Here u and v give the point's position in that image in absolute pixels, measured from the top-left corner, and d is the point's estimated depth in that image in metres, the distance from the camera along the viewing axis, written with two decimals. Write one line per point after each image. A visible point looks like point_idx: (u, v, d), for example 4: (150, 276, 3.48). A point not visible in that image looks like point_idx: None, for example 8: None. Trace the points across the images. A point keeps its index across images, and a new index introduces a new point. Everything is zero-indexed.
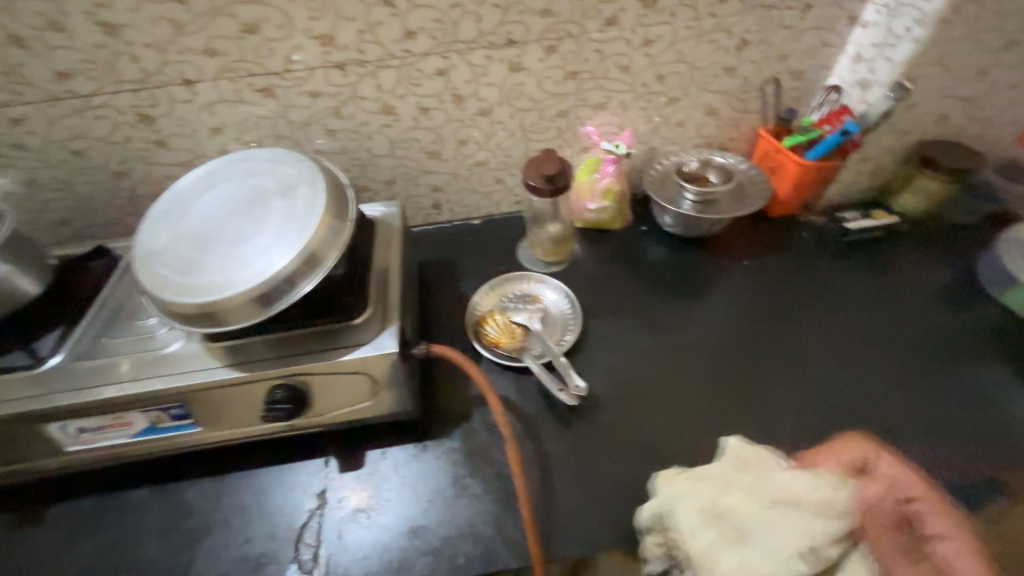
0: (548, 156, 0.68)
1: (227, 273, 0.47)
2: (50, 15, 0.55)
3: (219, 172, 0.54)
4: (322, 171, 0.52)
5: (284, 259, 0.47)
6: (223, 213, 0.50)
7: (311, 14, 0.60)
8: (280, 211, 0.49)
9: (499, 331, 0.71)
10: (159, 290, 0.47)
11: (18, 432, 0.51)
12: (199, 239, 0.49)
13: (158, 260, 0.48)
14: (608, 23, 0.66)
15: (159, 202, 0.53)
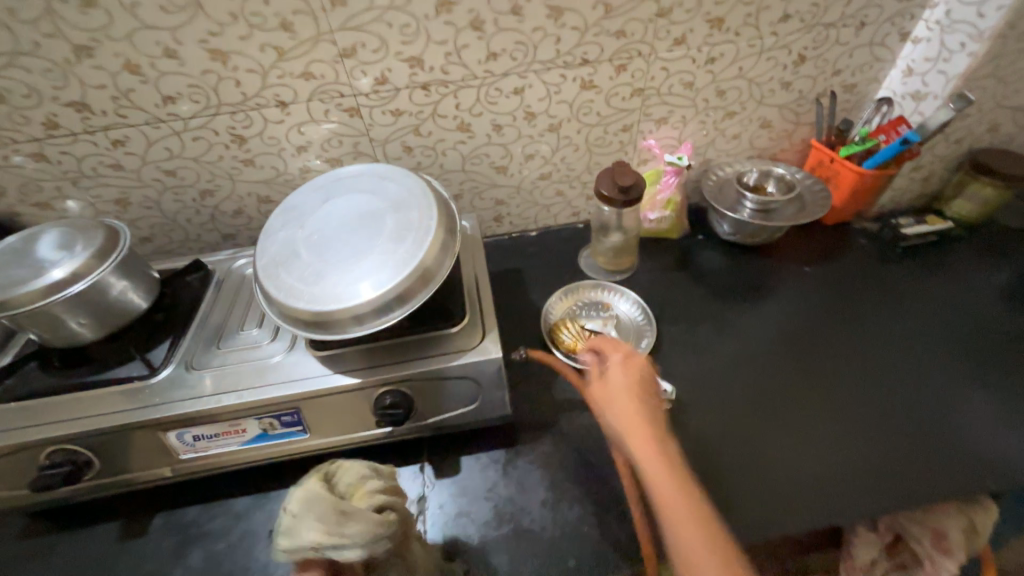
0: (624, 168, 0.70)
1: (352, 281, 0.49)
2: (166, 43, 0.58)
3: (330, 189, 0.57)
4: (430, 186, 0.55)
5: (407, 267, 0.49)
6: (340, 226, 0.53)
7: (404, 39, 0.63)
8: (397, 224, 0.52)
9: (574, 338, 0.71)
10: (285, 298, 0.48)
11: (138, 441, 0.52)
12: (319, 250, 0.51)
13: (282, 271, 0.50)
14: (677, 42, 0.70)
15: (275, 217, 0.55)
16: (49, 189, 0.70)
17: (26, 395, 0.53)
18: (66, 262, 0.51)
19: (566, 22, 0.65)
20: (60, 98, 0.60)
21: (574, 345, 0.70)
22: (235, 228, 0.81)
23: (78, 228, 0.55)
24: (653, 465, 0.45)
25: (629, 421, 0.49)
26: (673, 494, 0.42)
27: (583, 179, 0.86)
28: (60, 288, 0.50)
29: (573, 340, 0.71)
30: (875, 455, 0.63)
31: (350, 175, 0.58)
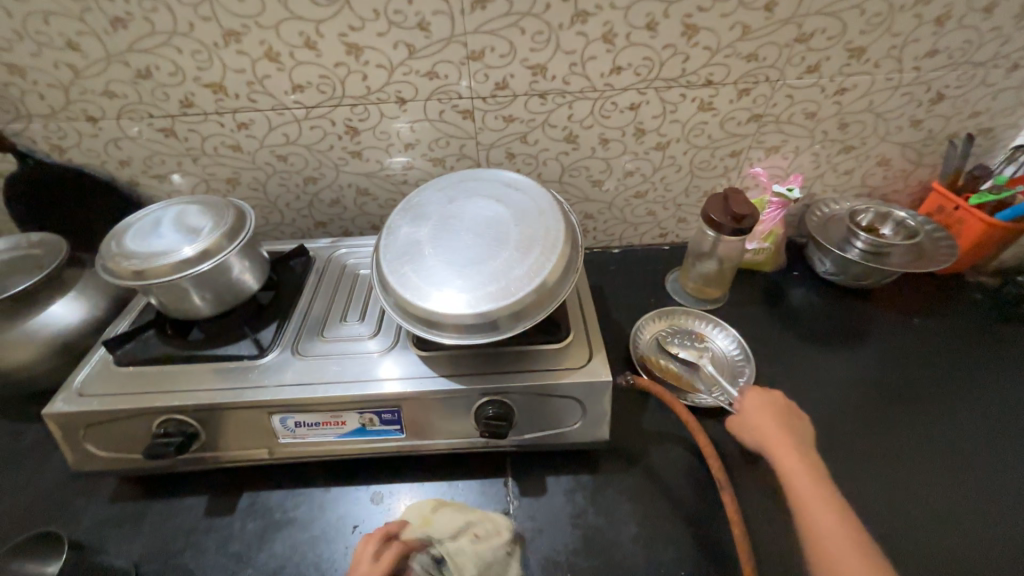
0: (739, 196, 0.67)
1: (478, 286, 0.48)
2: (309, 34, 0.59)
3: (452, 191, 0.57)
4: (555, 200, 0.54)
5: (536, 279, 0.48)
6: (464, 229, 0.52)
7: (534, 46, 0.62)
8: (523, 232, 0.51)
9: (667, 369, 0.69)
10: (411, 296, 0.48)
11: (243, 419, 0.53)
12: (444, 251, 0.51)
13: (407, 268, 0.50)
14: (809, 70, 0.66)
15: (399, 212, 0.55)
16: (170, 163, 0.73)
17: (146, 361, 0.55)
18: (199, 239, 0.53)
19: (698, 42, 0.63)
20: (201, 79, 0.63)
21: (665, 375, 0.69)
22: (328, 216, 0.82)
23: (209, 206, 0.57)
24: (800, 476, 0.51)
25: (773, 437, 0.55)
26: (818, 502, 0.49)
27: (678, 201, 0.83)
28: (191, 263, 0.52)
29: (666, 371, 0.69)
30: (983, 519, 0.58)
31: (471, 178, 0.58)
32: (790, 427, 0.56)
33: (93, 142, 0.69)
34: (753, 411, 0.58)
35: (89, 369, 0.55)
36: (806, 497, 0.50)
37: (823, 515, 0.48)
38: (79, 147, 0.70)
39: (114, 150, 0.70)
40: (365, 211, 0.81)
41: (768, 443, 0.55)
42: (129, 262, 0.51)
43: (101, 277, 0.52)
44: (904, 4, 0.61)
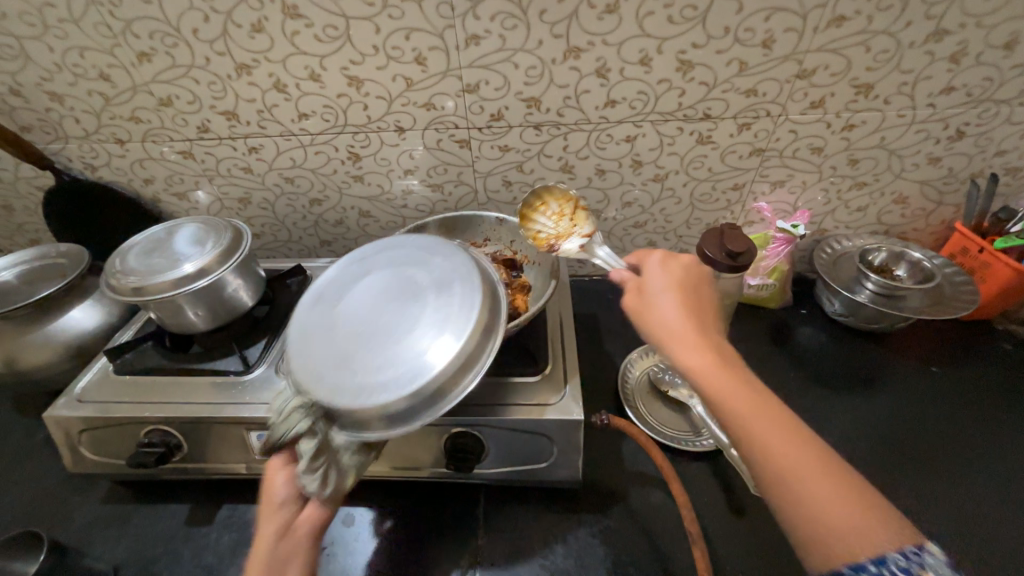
0: (733, 232, 0.65)
1: (376, 377, 0.43)
2: (313, 67, 0.63)
3: (370, 266, 0.54)
4: (477, 270, 0.50)
5: (439, 364, 0.43)
6: (372, 310, 0.49)
7: (528, 80, 0.63)
8: (435, 309, 0.46)
9: (555, 223, 0.70)
10: (305, 387, 0.44)
11: (223, 434, 0.54)
12: (351, 331, 0.47)
13: (308, 355, 0.47)
14: (813, 105, 0.64)
15: (313, 287, 0.54)
16: (188, 182, 0.78)
17: (142, 372, 0.58)
18: (197, 257, 0.56)
19: (694, 77, 0.62)
20: (216, 107, 0.67)
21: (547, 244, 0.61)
22: (332, 236, 0.85)
23: (211, 227, 0.61)
24: (710, 369, 0.40)
25: (681, 329, 0.43)
26: (747, 401, 0.38)
27: (679, 232, 0.82)
28: (187, 282, 0.54)
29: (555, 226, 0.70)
30: None
31: (393, 246, 0.57)
32: (696, 296, 0.47)
33: (121, 162, 0.75)
34: (656, 277, 0.48)
35: (91, 377, 0.58)
36: (759, 427, 0.37)
37: (757, 423, 0.37)
38: (109, 166, 0.76)
39: (139, 170, 0.76)
40: (367, 232, 0.84)
41: (670, 334, 0.44)
42: (130, 279, 0.54)
43: (105, 291, 0.55)
44: (914, 41, 0.58)
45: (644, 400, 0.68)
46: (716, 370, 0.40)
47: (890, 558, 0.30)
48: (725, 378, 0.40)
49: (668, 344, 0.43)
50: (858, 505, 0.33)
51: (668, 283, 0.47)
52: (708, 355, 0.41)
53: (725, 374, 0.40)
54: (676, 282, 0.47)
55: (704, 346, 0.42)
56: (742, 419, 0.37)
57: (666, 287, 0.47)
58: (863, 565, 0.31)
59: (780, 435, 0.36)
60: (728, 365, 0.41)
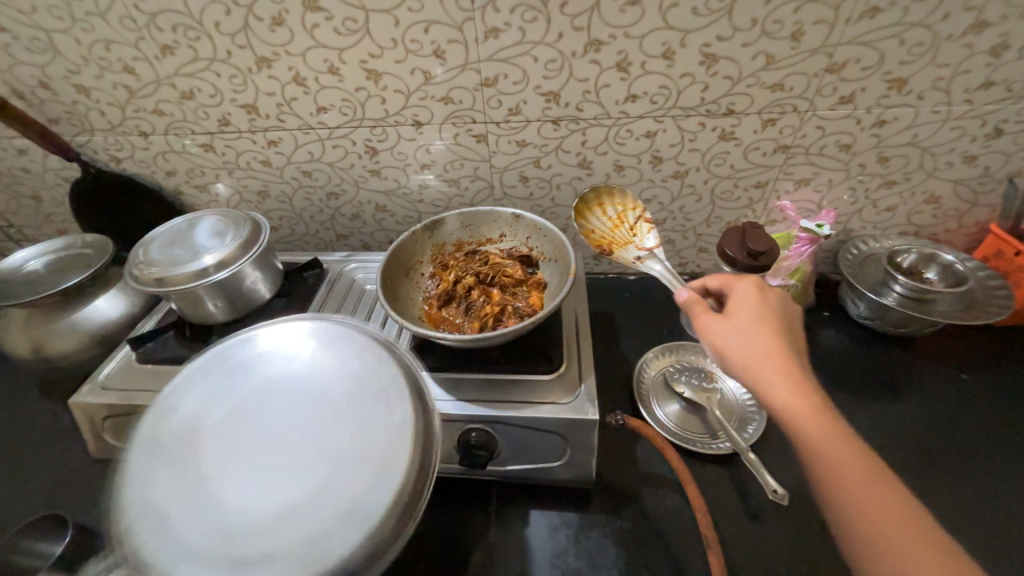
0: (756, 231, 0.64)
1: (277, 543, 0.33)
2: (332, 61, 0.63)
3: (253, 372, 0.43)
4: (407, 384, 0.43)
5: (362, 520, 0.34)
6: (256, 433, 0.39)
7: (547, 74, 0.62)
8: (354, 444, 0.38)
9: (612, 225, 0.69)
10: (168, 560, 0.32)
11: None
12: (239, 470, 0.37)
13: (153, 502, 0.35)
14: (843, 100, 0.62)
15: (186, 403, 0.41)
16: (209, 175, 0.79)
17: (163, 361, 0.59)
18: (216, 250, 0.57)
19: (718, 71, 0.60)
20: (237, 100, 0.68)
21: (598, 245, 0.66)
22: (349, 230, 0.86)
23: (230, 220, 0.61)
24: (800, 408, 0.41)
25: (769, 363, 0.43)
26: (835, 442, 0.40)
27: (698, 231, 0.80)
28: (206, 274, 0.55)
29: (610, 227, 0.69)
30: None
31: (292, 335, 0.46)
32: (789, 327, 0.47)
33: (144, 155, 0.76)
34: (742, 305, 0.48)
35: (114, 366, 0.60)
36: (851, 470, 0.39)
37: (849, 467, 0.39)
38: (133, 158, 0.77)
39: (162, 162, 0.77)
40: (383, 226, 0.84)
41: (755, 369, 0.44)
42: (152, 270, 0.55)
43: (127, 281, 0.56)
44: (953, 33, 0.55)
45: (660, 400, 0.67)
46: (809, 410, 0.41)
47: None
48: (820, 419, 0.41)
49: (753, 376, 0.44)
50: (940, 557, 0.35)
51: (753, 313, 0.47)
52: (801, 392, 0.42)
53: (821, 415, 0.41)
54: (765, 313, 0.47)
55: (799, 384, 0.42)
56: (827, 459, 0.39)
57: (754, 317, 0.47)
58: None
59: (860, 476, 0.39)
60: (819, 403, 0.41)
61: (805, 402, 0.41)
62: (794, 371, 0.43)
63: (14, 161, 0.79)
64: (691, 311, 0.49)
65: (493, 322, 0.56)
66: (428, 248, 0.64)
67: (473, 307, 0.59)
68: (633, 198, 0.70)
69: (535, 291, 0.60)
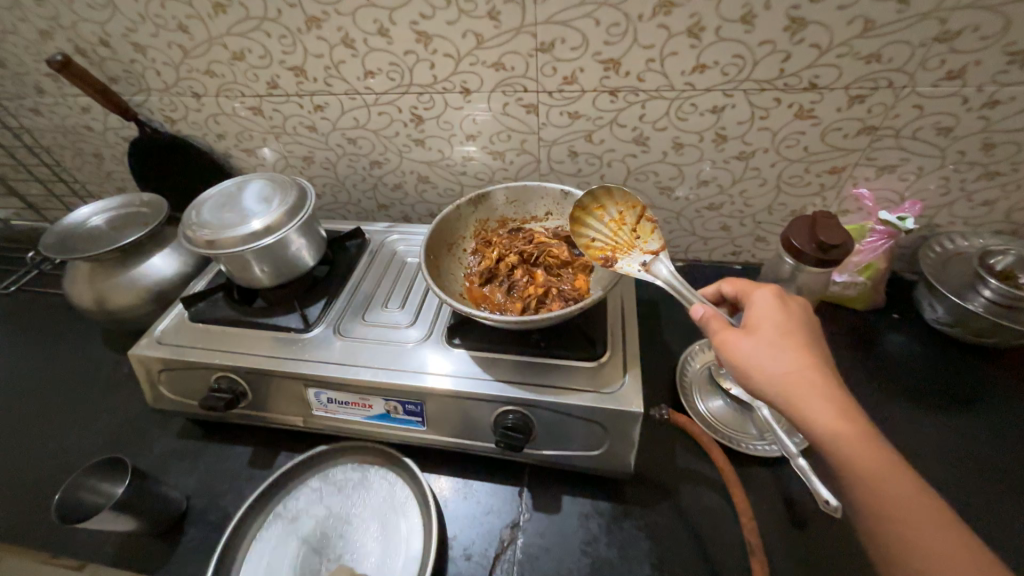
0: (828, 221, 0.58)
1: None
2: (382, 22, 0.60)
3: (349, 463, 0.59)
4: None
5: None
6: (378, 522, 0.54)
7: (609, 39, 0.57)
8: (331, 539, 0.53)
9: (613, 232, 0.57)
10: None
11: (283, 388, 0.56)
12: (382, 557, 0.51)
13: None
14: (949, 76, 0.54)
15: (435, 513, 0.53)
16: (257, 139, 0.79)
17: (212, 321, 0.61)
18: (264, 215, 0.57)
19: (804, 38, 0.54)
20: (285, 62, 0.67)
21: (598, 256, 0.55)
22: (390, 200, 0.85)
23: (277, 184, 0.61)
24: (841, 431, 0.38)
25: (803, 380, 0.40)
26: (876, 466, 0.37)
27: (758, 218, 0.75)
28: (256, 239, 0.56)
29: (612, 235, 0.57)
30: None
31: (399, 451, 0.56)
32: (819, 342, 0.44)
33: (197, 116, 0.77)
34: (765, 316, 0.45)
35: (168, 322, 0.62)
36: (898, 502, 0.36)
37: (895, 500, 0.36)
38: (186, 120, 0.78)
39: (213, 125, 0.78)
40: (425, 197, 0.83)
41: (787, 388, 0.40)
42: (203, 232, 0.55)
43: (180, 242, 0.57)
44: None
45: (703, 395, 0.64)
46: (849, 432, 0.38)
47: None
48: (864, 447, 0.37)
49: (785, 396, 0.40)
50: None
51: (779, 324, 0.44)
52: (843, 418, 0.38)
53: (864, 442, 0.37)
54: (792, 325, 0.44)
55: (839, 408, 0.39)
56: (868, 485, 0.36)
57: (781, 329, 0.44)
58: None
59: (907, 502, 0.36)
60: (857, 423, 0.38)
61: (848, 429, 0.38)
62: (830, 387, 0.40)
63: (77, 119, 0.81)
64: (710, 327, 0.46)
65: (537, 304, 0.54)
66: (471, 223, 0.62)
67: (516, 287, 0.57)
68: (634, 198, 0.55)
69: (581, 274, 0.58)
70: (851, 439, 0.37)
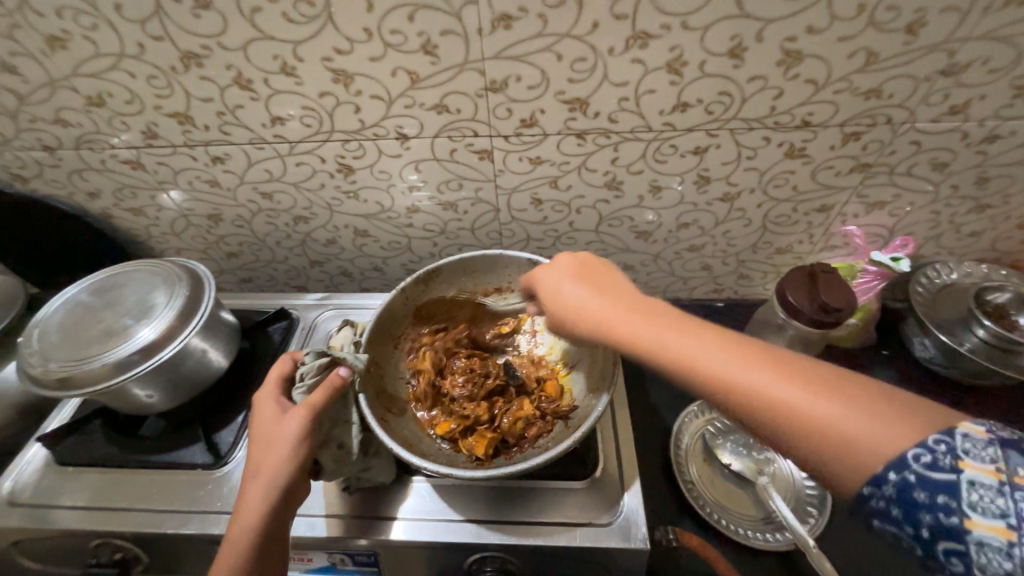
0: (828, 279, 0.52)
1: None
2: (285, 57, 0.47)
3: None
4: None
5: None
6: None
7: (573, 76, 0.47)
8: None
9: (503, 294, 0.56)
10: None
11: (192, 549, 0.43)
12: None
13: None
14: (952, 110, 0.48)
15: None
16: (144, 196, 0.63)
17: (88, 463, 0.46)
18: (143, 328, 0.43)
19: (799, 73, 0.46)
20: (163, 108, 0.52)
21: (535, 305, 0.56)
22: (324, 256, 0.71)
23: (165, 276, 0.47)
24: (630, 332, 0.34)
25: (626, 309, 0.36)
26: (678, 347, 0.32)
27: (741, 256, 0.68)
28: (142, 358, 0.42)
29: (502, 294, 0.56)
30: None
31: None
32: (608, 273, 0.41)
33: (55, 173, 0.60)
34: (548, 260, 0.44)
35: (23, 471, 0.47)
36: (707, 362, 0.30)
37: (708, 360, 0.30)
38: (41, 178, 0.61)
39: (79, 182, 0.61)
40: (365, 252, 0.70)
41: (584, 322, 0.38)
42: (60, 366, 0.41)
43: (26, 383, 0.42)
44: None
45: (699, 460, 0.56)
46: (635, 320, 0.35)
47: (915, 456, 0.24)
48: (655, 331, 0.33)
49: (628, 340, 0.34)
50: (874, 402, 0.26)
51: (560, 263, 0.43)
52: (620, 320, 0.35)
53: (639, 329, 0.34)
54: (574, 261, 0.42)
55: (610, 315, 0.36)
56: (729, 376, 0.29)
57: (599, 274, 0.40)
58: (883, 475, 0.24)
59: (722, 359, 0.30)
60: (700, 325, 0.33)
61: (629, 322, 0.35)
62: (600, 297, 0.38)
63: None
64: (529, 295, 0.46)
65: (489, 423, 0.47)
66: (420, 305, 0.54)
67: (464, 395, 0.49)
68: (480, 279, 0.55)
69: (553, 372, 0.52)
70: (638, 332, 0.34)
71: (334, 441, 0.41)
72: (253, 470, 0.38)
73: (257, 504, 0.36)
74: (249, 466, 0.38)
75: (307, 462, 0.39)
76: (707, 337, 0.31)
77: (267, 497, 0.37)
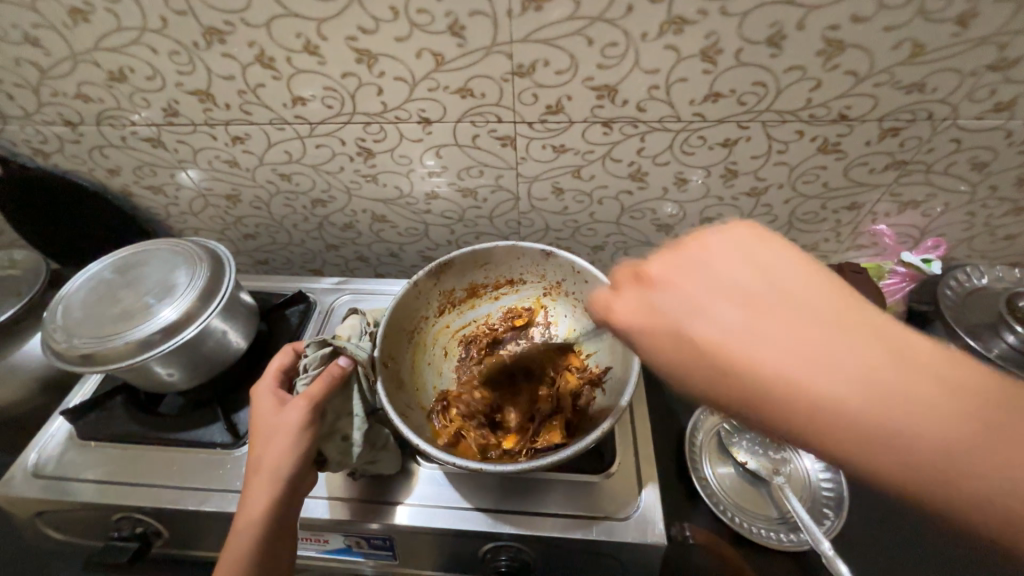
0: (858, 280, 0.50)
1: None
2: (309, 36, 0.46)
3: None
4: None
5: None
6: None
7: (603, 62, 0.46)
8: None
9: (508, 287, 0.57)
10: None
11: (210, 525, 0.44)
12: None
13: None
14: (998, 107, 0.46)
15: None
16: (163, 174, 0.63)
17: (109, 438, 0.47)
18: (164, 307, 0.43)
19: (840, 64, 0.44)
20: (184, 85, 0.51)
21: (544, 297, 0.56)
22: (341, 240, 0.71)
23: (184, 256, 0.47)
24: (868, 417, 0.20)
25: (813, 354, 0.22)
26: (944, 456, 0.20)
27: None
28: (163, 337, 0.42)
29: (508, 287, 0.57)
30: None
31: None
32: (778, 287, 0.24)
33: (76, 149, 0.60)
34: (687, 275, 0.26)
35: (48, 444, 0.47)
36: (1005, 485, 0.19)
37: (998, 481, 0.19)
38: (63, 153, 0.61)
39: (100, 159, 0.61)
40: (382, 238, 0.70)
41: (769, 392, 0.22)
42: (82, 342, 0.41)
43: (50, 358, 0.43)
44: None
45: (713, 458, 0.56)
46: (873, 399, 0.20)
47: None
48: (907, 423, 0.20)
49: (859, 436, 0.21)
50: None
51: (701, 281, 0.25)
52: (848, 397, 0.21)
53: (885, 416, 0.20)
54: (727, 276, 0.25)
55: (827, 379, 0.21)
56: (1019, 506, 0.19)
57: (752, 285, 0.25)
58: None
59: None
60: (870, 352, 0.21)
61: (869, 405, 0.20)
62: (801, 348, 0.22)
63: None
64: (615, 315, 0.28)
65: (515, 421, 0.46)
66: (433, 299, 0.53)
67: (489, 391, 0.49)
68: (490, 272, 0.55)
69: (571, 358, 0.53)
70: (886, 420, 0.20)
71: (339, 433, 0.41)
72: (254, 467, 0.38)
73: (261, 495, 0.37)
74: (250, 464, 0.38)
75: (310, 452, 0.39)
76: (1000, 433, 0.19)
77: (271, 487, 0.37)
